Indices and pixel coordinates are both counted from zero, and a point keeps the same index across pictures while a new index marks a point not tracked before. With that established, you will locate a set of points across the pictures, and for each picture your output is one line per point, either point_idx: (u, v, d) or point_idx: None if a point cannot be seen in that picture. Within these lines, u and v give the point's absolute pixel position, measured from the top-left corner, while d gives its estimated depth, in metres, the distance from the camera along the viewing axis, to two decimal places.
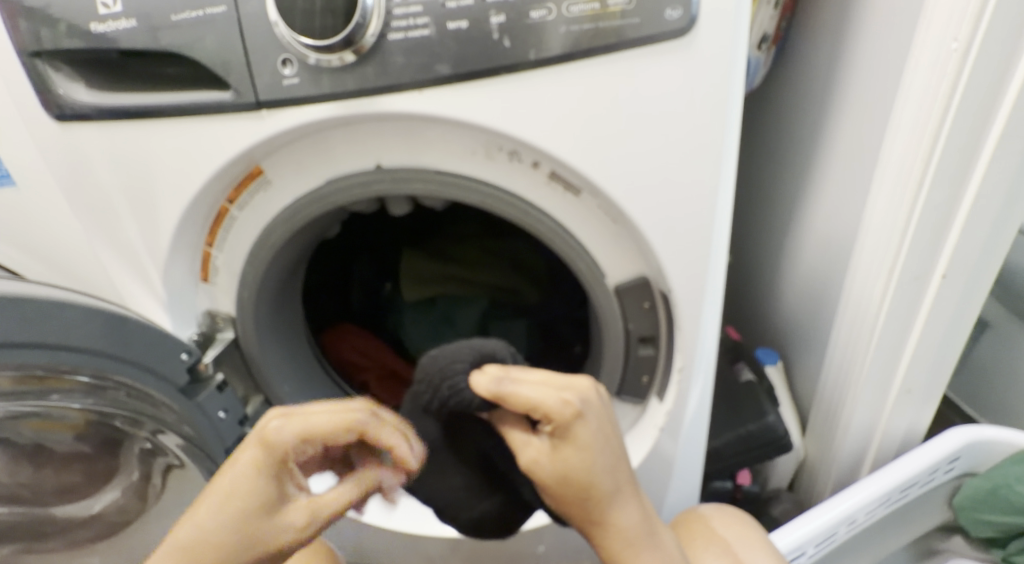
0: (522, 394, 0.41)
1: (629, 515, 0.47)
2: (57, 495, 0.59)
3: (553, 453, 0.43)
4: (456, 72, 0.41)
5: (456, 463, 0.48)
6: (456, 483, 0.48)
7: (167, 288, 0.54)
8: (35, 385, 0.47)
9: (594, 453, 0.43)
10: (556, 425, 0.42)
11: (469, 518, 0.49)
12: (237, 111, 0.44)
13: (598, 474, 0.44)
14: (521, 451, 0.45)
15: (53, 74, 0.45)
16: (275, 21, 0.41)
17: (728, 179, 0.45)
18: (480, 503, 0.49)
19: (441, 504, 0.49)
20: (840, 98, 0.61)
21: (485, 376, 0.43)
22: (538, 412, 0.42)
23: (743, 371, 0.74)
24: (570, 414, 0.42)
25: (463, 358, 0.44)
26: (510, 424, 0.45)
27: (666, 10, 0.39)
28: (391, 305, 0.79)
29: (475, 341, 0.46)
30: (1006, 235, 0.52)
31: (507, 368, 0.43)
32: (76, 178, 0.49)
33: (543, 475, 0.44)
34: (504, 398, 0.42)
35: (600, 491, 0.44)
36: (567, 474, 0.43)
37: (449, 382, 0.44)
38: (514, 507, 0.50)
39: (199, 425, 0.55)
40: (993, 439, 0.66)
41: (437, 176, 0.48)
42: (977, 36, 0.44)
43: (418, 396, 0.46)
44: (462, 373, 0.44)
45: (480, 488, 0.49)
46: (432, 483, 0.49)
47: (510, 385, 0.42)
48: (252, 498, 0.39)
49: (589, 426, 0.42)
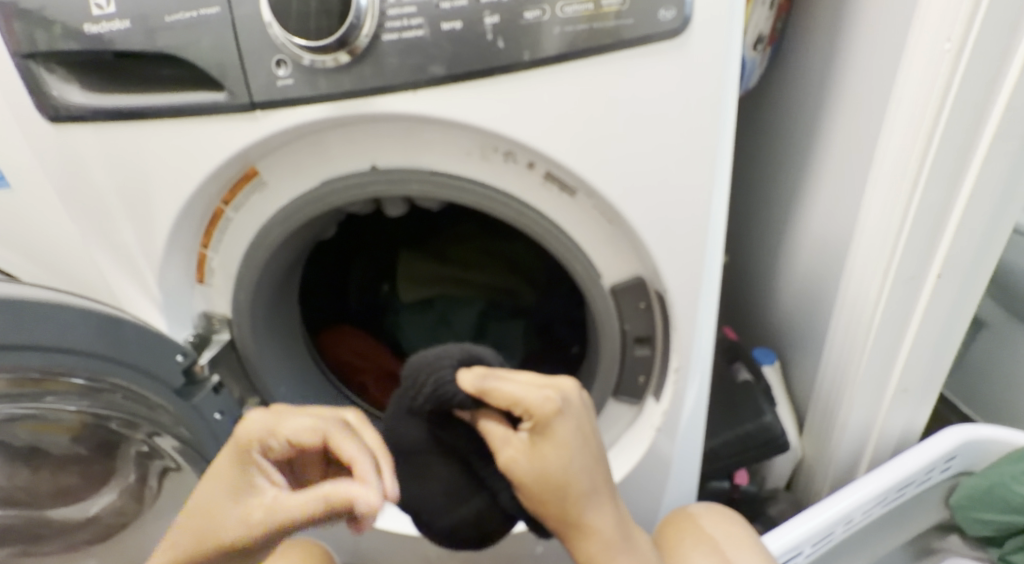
0: (505, 390, 0.43)
1: (606, 517, 0.47)
2: (52, 498, 0.59)
3: (532, 451, 0.44)
4: (450, 73, 0.41)
5: (438, 461, 0.48)
6: (435, 487, 0.48)
7: (163, 290, 0.54)
8: (31, 387, 0.48)
9: (571, 452, 0.44)
10: (537, 421, 0.43)
11: (445, 525, 0.49)
12: (232, 112, 0.44)
13: (575, 473, 0.44)
14: (499, 450, 0.45)
15: (47, 75, 0.45)
16: (269, 21, 0.41)
17: (723, 179, 0.45)
18: (459, 509, 0.48)
19: (419, 509, 0.49)
20: (835, 96, 0.61)
21: (471, 372, 0.44)
22: (520, 407, 0.43)
23: (740, 371, 0.74)
24: (550, 410, 0.43)
25: (450, 357, 0.46)
26: (490, 425, 0.45)
27: (659, 10, 0.39)
28: (389, 304, 0.79)
29: (463, 345, 0.47)
30: (1001, 233, 0.52)
31: (493, 368, 0.45)
32: (71, 180, 0.49)
33: (520, 473, 0.44)
34: (487, 393, 0.43)
35: (577, 492, 0.45)
36: (544, 472, 0.44)
37: (434, 376, 0.45)
38: (496, 513, 0.49)
39: (194, 427, 0.55)
40: (988, 439, 0.66)
41: (432, 177, 0.48)
42: (970, 37, 0.44)
43: (406, 396, 0.47)
44: (449, 368, 0.45)
45: (460, 491, 0.48)
46: (412, 489, 0.49)
47: (494, 380, 0.44)
48: (230, 476, 0.37)
49: (568, 424, 0.44)
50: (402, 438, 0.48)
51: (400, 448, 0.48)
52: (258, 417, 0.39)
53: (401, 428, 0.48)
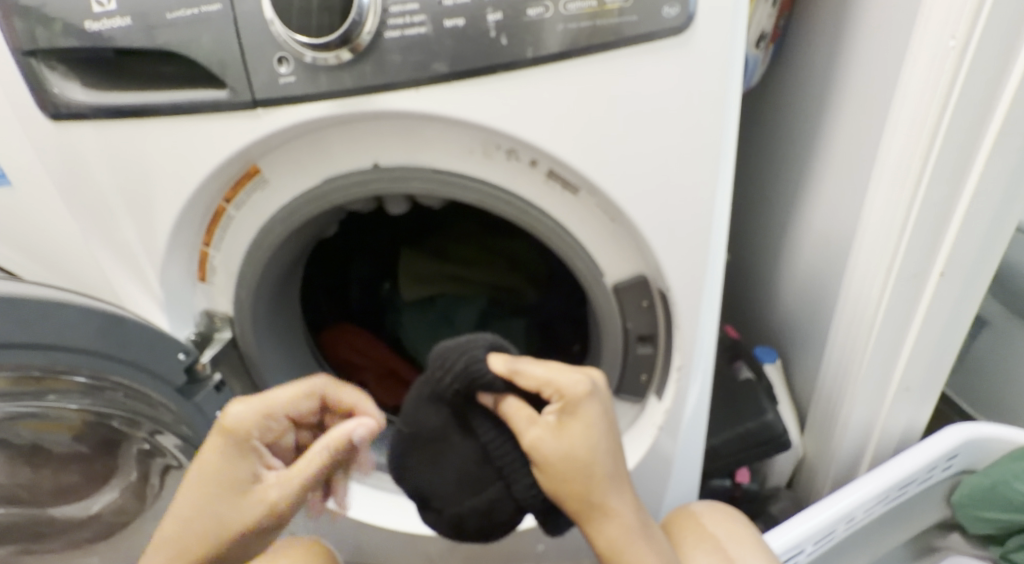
0: (537, 370, 0.45)
1: (624, 501, 0.47)
2: (53, 497, 0.59)
3: (558, 431, 0.45)
4: (454, 71, 0.41)
5: (457, 447, 0.49)
6: (450, 472, 0.49)
7: (163, 288, 0.54)
8: (31, 386, 0.48)
9: (596, 433, 0.45)
10: (566, 401, 0.44)
11: (456, 512, 0.50)
12: (233, 110, 0.44)
13: (600, 455, 0.45)
14: (524, 431, 0.46)
15: (48, 73, 0.45)
16: (271, 18, 0.41)
17: (726, 176, 0.45)
18: (471, 498, 0.49)
19: (431, 495, 0.50)
20: (839, 93, 0.61)
21: (502, 356, 0.46)
22: (550, 387, 0.45)
23: (742, 370, 0.74)
24: (582, 391, 0.44)
25: (478, 345, 0.47)
26: (514, 408, 0.46)
27: (662, 7, 0.39)
28: (390, 306, 0.80)
29: (493, 334, 0.49)
30: (1005, 230, 0.52)
31: (522, 356, 0.47)
32: (71, 178, 0.49)
33: (545, 453, 0.45)
34: (518, 374, 0.45)
35: (601, 474, 0.45)
36: (570, 452, 0.44)
37: (466, 355, 0.46)
38: (509, 504, 0.49)
39: (196, 425, 0.54)
40: (991, 436, 0.66)
41: (434, 174, 0.48)
42: (973, 35, 0.44)
43: (430, 380, 0.48)
44: (479, 350, 0.46)
45: (474, 479, 0.49)
46: (427, 473, 0.50)
47: (525, 363, 0.46)
48: (220, 478, 0.43)
49: (595, 406, 0.45)
50: (421, 423, 0.49)
51: (418, 434, 0.49)
52: (205, 450, 0.44)
53: (421, 414, 0.49)
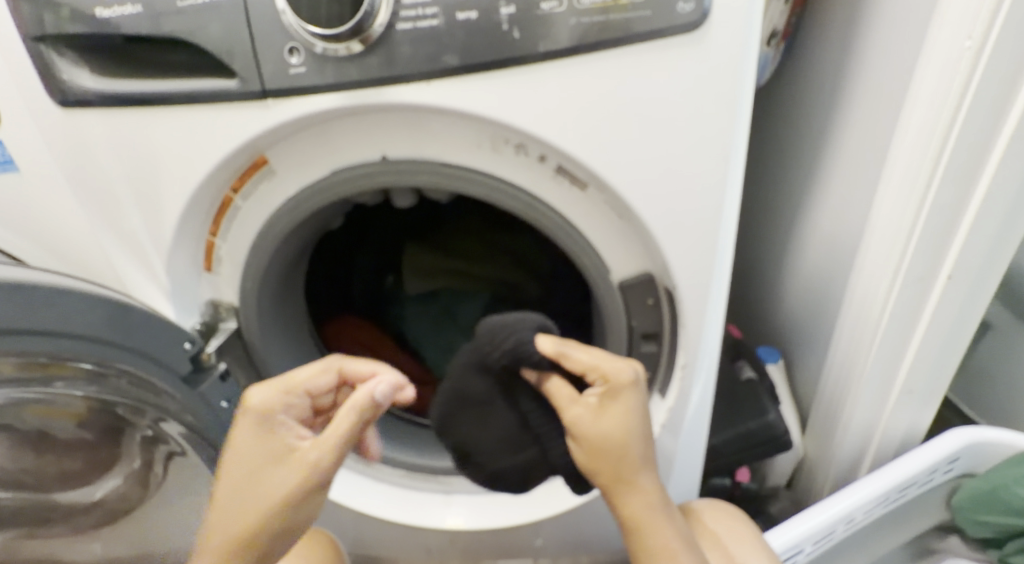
0: (583, 356, 0.48)
1: (652, 480, 0.51)
2: (59, 481, 0.59)
3: (598, 413, 0.48)
4: (464, 64, 0.41)
5: (500, 413, 0.52)
6: (493, 434, 0.53)
7: (169, 277, 0.54)
8: (38, 372, 0.46)
9: (633, 418, 0.48)
10: (610, 387, 0.47)
11: (494, 468, 0.53)
12: (242, 100, 0.44)
13: (633, 438, 0.48)
14: (566, 408, 0.49)
15: (58, 59, 0.45)
16: (283, 8, 0.41)
17: (736, 173, 0.44)
18: (508, 457, 0.53)
19: (471, 451, 0.53)
20: (851, 88, 0.60)
21: (550, 339, 0.49)
22: (596, 372, 0.48)
23: (744, 369, 0.74)
24: (625, 379, 0.47)
25: (528, 325, 0.50)
26: (558, 390, 0.49)
27: (677, 3, 0.39)
28: (393, 298, 0.80)
29: (540, 316, 0.52)
30: (1014, 234, 0.52)
31: (568, 341, 0.50)
32: (79, 165, 0.49)
33: (586, 431, 0.48)
34: (566, 357, 0.48)
35: (633, 455, 0.49)
36: (609, 433, 0.48)
37: (515, 335, 0.49)
38: (541, 466, 0.54)
39: (200, 414, 0.54)
40: (993, 441, 0.66)
41: (441, 168, 0.48)
42: (991, 36, 0.43)
43: (480, 350, 0.50)
44: (529, 330, 0.49)
45: (513, 442, 0.53)
46: (468, 431, 0.53)
47: (571, 348, 0.49)
48: None
49: (637, 394, 0.48)
50: (467, 388, 0.52)
51: (463, 397, 0.52)
52: None
53: (468, 378, 0.52)
